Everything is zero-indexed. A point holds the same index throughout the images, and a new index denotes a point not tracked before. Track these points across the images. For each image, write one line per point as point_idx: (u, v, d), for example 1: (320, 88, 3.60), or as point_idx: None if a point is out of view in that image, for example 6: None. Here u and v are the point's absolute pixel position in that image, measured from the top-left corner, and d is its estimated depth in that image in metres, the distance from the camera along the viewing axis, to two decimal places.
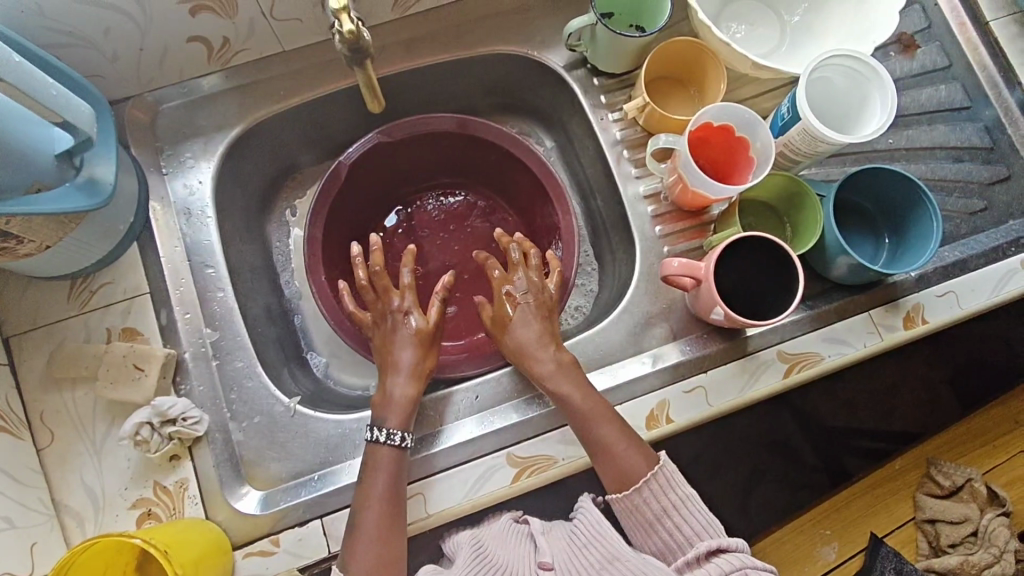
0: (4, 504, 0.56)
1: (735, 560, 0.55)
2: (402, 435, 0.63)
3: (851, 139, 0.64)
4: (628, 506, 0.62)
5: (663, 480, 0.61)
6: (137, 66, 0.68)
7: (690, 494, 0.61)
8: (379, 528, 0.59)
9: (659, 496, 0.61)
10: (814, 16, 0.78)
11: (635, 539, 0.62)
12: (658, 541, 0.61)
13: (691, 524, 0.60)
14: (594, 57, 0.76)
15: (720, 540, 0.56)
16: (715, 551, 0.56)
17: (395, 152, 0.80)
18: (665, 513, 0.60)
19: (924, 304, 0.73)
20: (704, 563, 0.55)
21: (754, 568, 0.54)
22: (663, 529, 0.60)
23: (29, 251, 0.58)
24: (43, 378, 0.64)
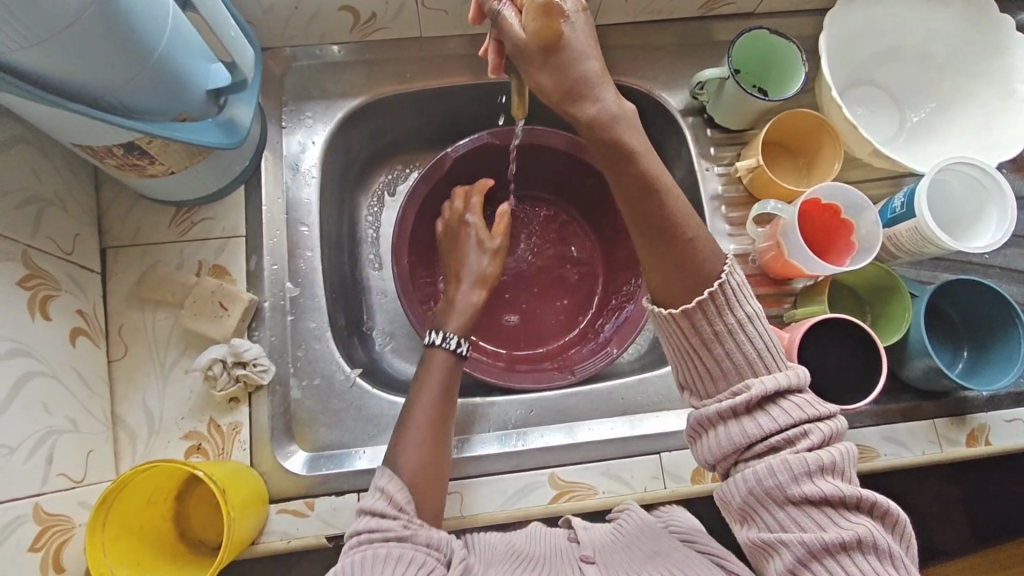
0: (74, 407, 0.58)
1: (800, 406, 0.50)
2: (458, 339, 0.65)
3: (964, 247, 0.64)
4: (675, 330, 0.53)
5: (729, 287, 0.52)
6: (285, 22, 0.71)
7: (756, 312, 0.52)
8: (426, 436, 0.59)
9: (712, 320, 0.51)
10: (937, 116, 0.77)
11: (673, 356, 0.55)
12: (714, 379, 0.53)
13: (752, 343, 0.51)
14: (715, 109, 0.77)
15: (780, 378, 0.51)
16: (777, 392, 0.50)
17: (500, 155, 0.81)
18: (726, 334, 0.51)
19: (991, 426, 0.72)
20: (758, 414, 0.50)
21: (815, 424, 0.50)
22: (714, 353, 0.52)
23: (154, 172, 0.59)
24: (129, 293, 0.66)
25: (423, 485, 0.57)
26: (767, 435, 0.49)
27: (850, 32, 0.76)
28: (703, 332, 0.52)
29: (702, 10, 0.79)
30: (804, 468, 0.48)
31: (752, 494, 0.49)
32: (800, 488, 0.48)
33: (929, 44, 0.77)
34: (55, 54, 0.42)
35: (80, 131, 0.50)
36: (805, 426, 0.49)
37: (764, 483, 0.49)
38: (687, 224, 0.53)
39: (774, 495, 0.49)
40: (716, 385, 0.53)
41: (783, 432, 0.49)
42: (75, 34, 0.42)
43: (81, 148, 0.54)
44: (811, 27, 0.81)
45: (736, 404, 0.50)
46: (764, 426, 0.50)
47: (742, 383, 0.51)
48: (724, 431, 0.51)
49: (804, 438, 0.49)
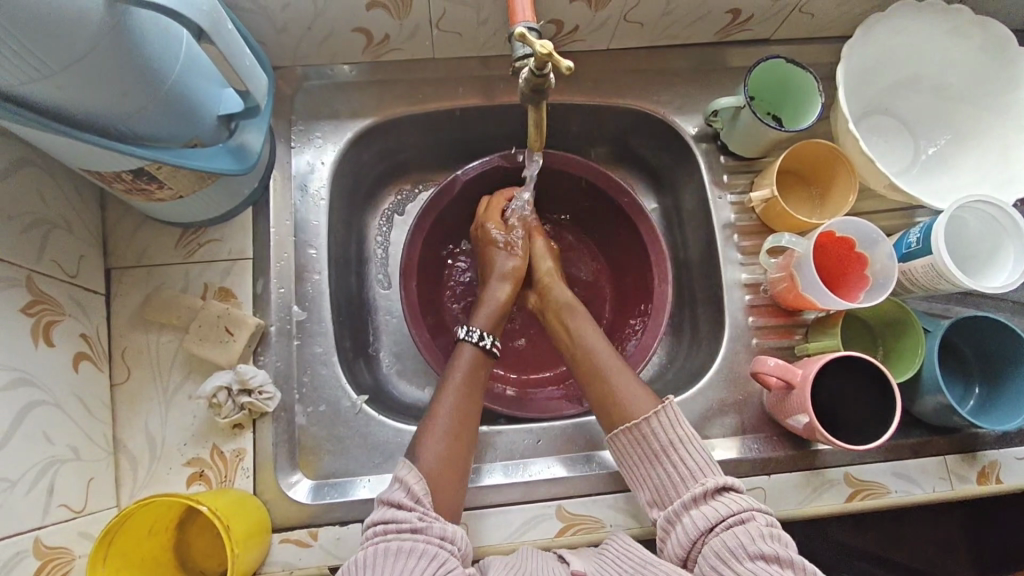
0: (75, 435, 0.56)
1: (742, 498, 0.55)
2: (480, 333, 0.68)
3: (979, 286, 0.64)
4: (629, 441, 0.61)
5: (670, 415, 0.61)
6: (298, 41, 0.70)
7: (694, 432, 0.60)
8: (453, 428, 0.61)
9: (661, 433, 0.60)
10: (953, 148, 0.77)
11: (633, 481, 0.61)
12: (665, 478, 0.59)
13: (696, 455, 0.59)
14: (729, 136, 0.76)
15: (724, 477, 0.57)
16: (724, 486, 0.56)
17: (508, 178, 0.80)
18: (671, 446, 0.59)
19: (1002, 464, 0.71)
20: (711, 500, 0.55)
21: (759, 511, 0.54)
22: (665, 465, 0.59)
23: (163, 196, 0.58)
24: (134, 316, 0.65)
25: (442, 477, 0.58)
26: (720, 517, 0.53)
27: (867, 62, 0.75)
28: (654, 443, 0.60)
29: (718, 36, 0.78)
30: (758, 533, 0.51)
31: (714, 557, 0.51)
32: (755, 545, 0.50)
33: (946, 76, 0.76)
34: (68, 86, 0.41)
35: (90, 159, 0.49)
36: (753, 509, 0.54)
37: (727, 544, 0.51)
38: (613, 373, 0.65)
39: (733, 552, 0.50)
40: (676, 491, 0.58)
41: (734, 513, 0.53)
42: (89, 64, 0.41)
43: (90, 173, 0.53)
44: (827, 54, 0.81)
45: (694, 492, 0.56)
46: (720, 507, 0.54)
47: (697, 483, 0.57)
48: (685, 522, 0.55)
49: (751, 516, 0.53)
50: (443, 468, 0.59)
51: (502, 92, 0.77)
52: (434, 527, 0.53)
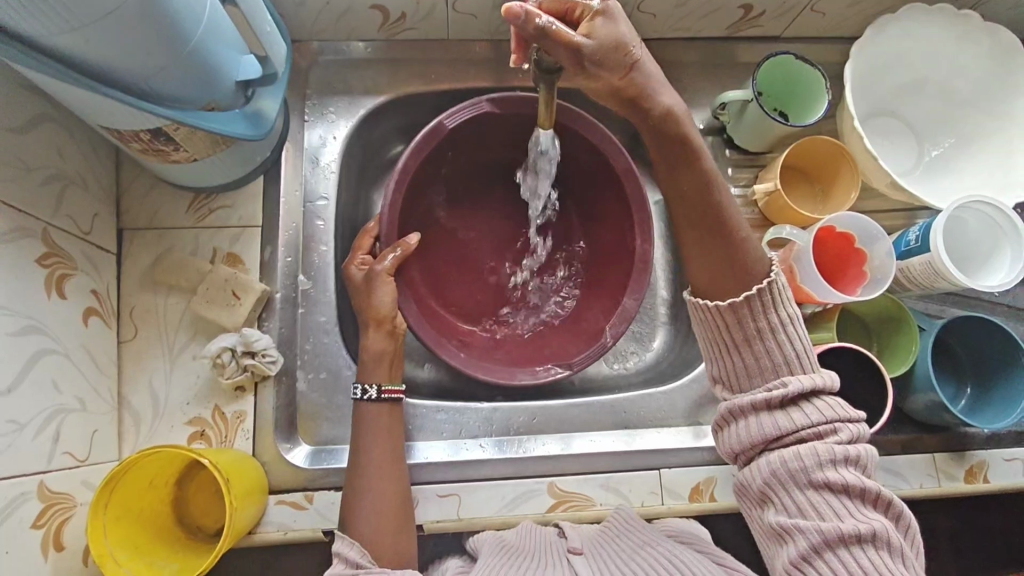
0: (82, 387, 0.58)
1: (830, 404, 0.51)
2: (364, 386, 0.64)
3: (973, 284, 0.65)
4: (716, 323, 0.54)
5: (772, 295, 0.53)
6: (316, 16, 0.71)
7: (794, 316, 0.53)
8: (378, 485, 0.59)
9: (756, 316, 0.53)
10: (957, 151, 0.78)
11: (709, 351, 0.56)
12: (745, 363, 0.54)
13: (792, 343, 0.53)
14: (736, 130, 0.77)
15: (814, 378, 0.52)
16: (812, 391, 0.52)
17: (498, 125, 0.73)
18: (766, 331, 0.53)
19: (990, 463, 0.72)
20: (792, 410, 0.51)
21: (843, 424, 0.51)
22: (754, 348, 0.53)
23: (177, 158, 0.59)
24: (143, 277, 0.66)
25: (380, 536, 0.57)
26: (797, 430, 0.51)
27: (877, 61, 0.76)
28: (747, 326, 0.53)
29: (730, 31, 0.79)
30: (827, 455, 0.50)
31: (774, 474, 0.51)
32: (823, 474, 0.49)
33: (952, 80, 0.77)
34: (94, 40, 0.43)
35: (110, 114, 0.51)
36: (836, 424, 0.51)
37: (788, 466, 0.50)
38: (727, 206, 0.55)
39: (797, 477, 0.50)
40: (751, 381, 0.54)
41: (813, 427, 0.51)
42: (115, 21, 0.42)
43: (109, 130, 0.54)
44: (837, 54, 0.81)
45: (771, 398, 0.51)
46: (797, 421, 0.51)
47: (778, 380, 0.52)
48: (751, 421, 0.52)
49: (830, 431, 0.50)
50: (373, 526, 0.58)
51: (514, 75, 0.78)
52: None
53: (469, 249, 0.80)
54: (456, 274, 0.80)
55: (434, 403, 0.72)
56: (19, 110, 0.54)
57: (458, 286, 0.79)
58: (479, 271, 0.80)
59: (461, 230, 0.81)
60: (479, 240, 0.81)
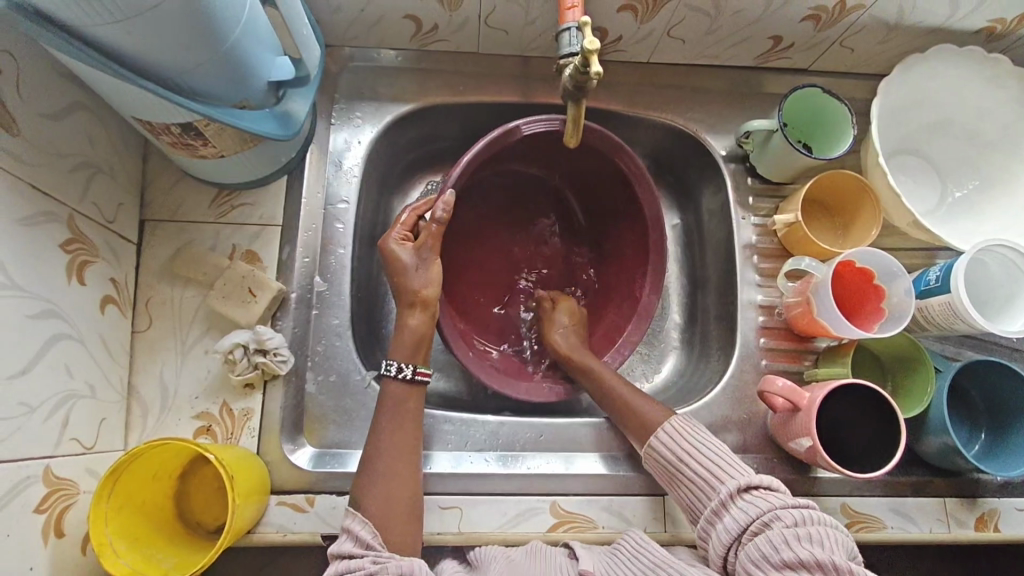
0: (94, 374, 0.58)
1: (766, 496, 0.55)
2: (396, 364, 0.62)
3: (993, 329, 0.64)
4: (654, 464, 0.63)
5: (676, 428, 0.62)
6: (350, 23, 0.72)
7: (709, 442, 0.60)
8: (392, 462, 0.58)
9: (673, 450, 0.61)
10: (980, 195, 0.77)
11: (671, 493, 0.62)
12: (688, 494, 0.60)
13: (712, 460, 0.59)
14: (759, 159, 0.77)
15: (744, 478, 0.56)
16: (745, 492, 0.55)
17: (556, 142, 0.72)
18: (687, 457, 0.60)
19: (1001, 512, 0.71)
20: (735, 509, 0.55)
21: (786, 508, 0.53)
22: (686, 478, 0.60)
23: (205, 154, 0.60)
24: (162, 269, 0.67)
25: (392, 515, 0.56)
26: (744, 526, 0.53)
27: (902, 100, 0.76)
28: (670, 461, 0.61)
29: (758, 61, 0.80)
30: (774, 534, 0.51)
31: (747, 574, 0.51)
32: (778, 552, 0.50)
33: (979, 123, 0.77)
34: (135, 33, 0.43)
35: (142, 105, 0.51)
36: (776, 510, 0.53)
37: (751, 559, 0.51)
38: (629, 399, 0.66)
39: (762, 565, 0.50)
40: (705, 504, 0.58)
41: (756, 517, 0.53)
42: (157, 16, 0.43)
43: (141, 122, 0.55)
44: (862, 90, 0.82)
45: (715, 505, 0.56)
46: (740, 517, 0.54)
47: (720, 491, 0.57)
48: (713, 538, 0.56)
49: (774, 516, 0.52)
50: (388, 511, 0.56)
51: (539, 92, 0.79)
52: (390, 566, 0.52)
53: (490, 255, 0.82)
54: (474, 278, 0.80)
55: (441, 413, 0.72)
56: (55, 97, 0.54)
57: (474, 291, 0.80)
58: (496, 277, 0.81)
59: (486, 236, 0.82)
60: (501, 249, 0.82)
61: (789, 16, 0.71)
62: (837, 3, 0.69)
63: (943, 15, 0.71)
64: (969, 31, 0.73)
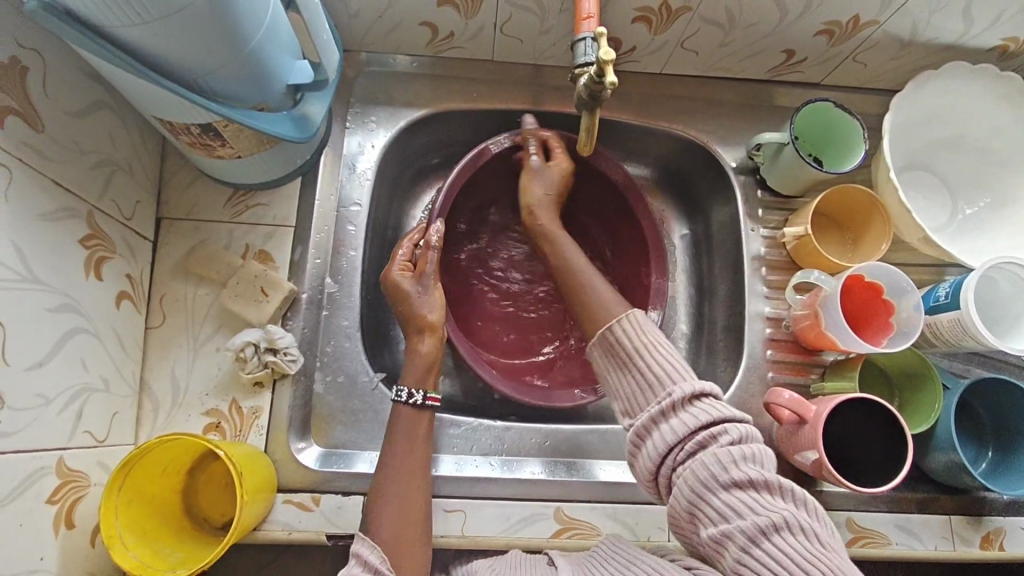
0: (108, 368, 0.59)
1: (713, 406, 0.53)
2: (409, 390, 0.64)
3: (1002, 346, 0.64)
4: (601, 352, 0.59)
5: (632, 325, 0.58)
6: (367, 29, 0.73)
7: (656, 342, 0.57)
8: (403, 480, 0.59)
9: (628, 346, 0.57)
10: (991, 212, 0.77)
11: (607, 391, 0.58)
12: (630, 385, 0.56)
13: (660, 363, 0.55)
14: (769, 171, 0.78)
15: (694, 384, 0.54)
16: (694, 396, 0.53)
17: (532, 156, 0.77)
18: (639, 355, 0.56)
19: (1007, 531, 0.71)
20: (677, 414, 0.53)
21: (731, 422, 0.52)
22: (633, 372, 0.56)
23: (222, 154, 0.61)
24: (176, 266, 0.68)
25: (402, 531, 0.57)
26: (692, 433, 0.51)
27: (914, 116, 0.76)
28: (622, 355, 0.57)
29: (770, 74, 0.80)
30: (721, 452, 0.50)
31: (692, 489, 0.50)
32: (725, 471, 0.49)
33: (991, 140, 0.77)
34: (160, 34, 0.44)
35: (164, 105, 0.52)
36: (724, 425, 0.51)
37: (698, 476, 0.50)
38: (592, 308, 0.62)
39: (707, 484, 0.49)
40: (641, 400, 0.55)
41: (705, 428, 0.51)
42: (182, 19, 0.44)
43: (161, 122, 0.56)
44: (874, 106, 0.82)
45: (659, 408, 0.53)
46: (686, 423, 0.52)
47: (662, 392, 0.54)
48: (649, 442, 0.53)
49: (725, 430, 0.51)
50: (398, 529, 0.57)
51: (552, 100, 0.79)
52: None
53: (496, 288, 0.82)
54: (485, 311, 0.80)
55: (447, 417, 0.72)
56: (78, 95, 0.56)
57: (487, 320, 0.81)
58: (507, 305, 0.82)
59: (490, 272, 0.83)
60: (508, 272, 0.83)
61: (803, 30, 0.72)
62: (851, 18, 0.69)
63: (957, 33, 0.71)
64: (982, 49, 0.74)
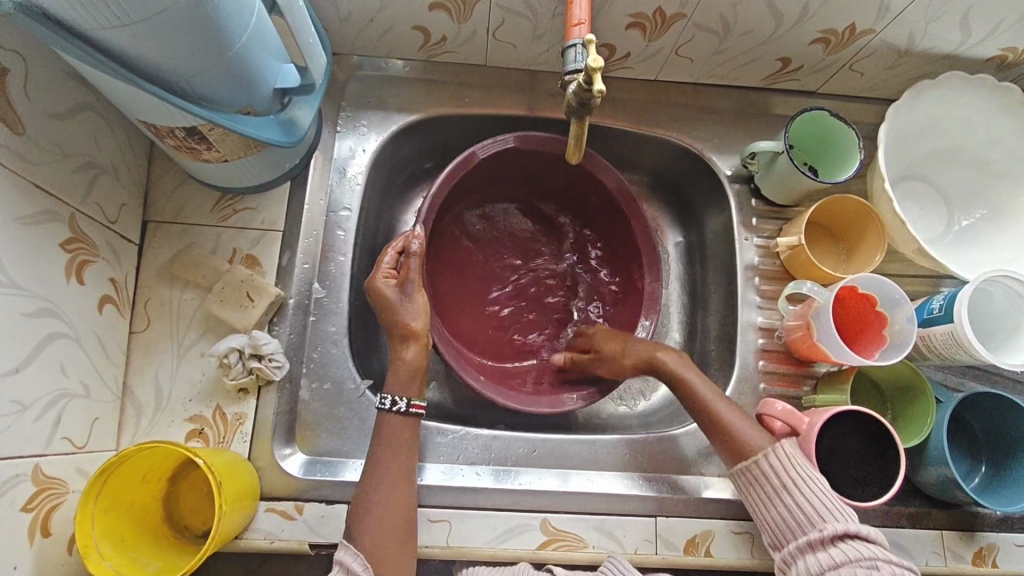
0: (89, 373, 0.58)
1: (869, 548, 0.52)
2: (392, 398, 0.62)
3: (996, 360, 0.63)
4: (748, 477, 0.60)
5: (783, 456, 0.58)
6: (359, 33, 0.72)
7: (812, 476, 0.57)
8: (389, 494, 0.58)
9: (777, 470, 0.58)
10: (988, 224, 0.76)
11: (757, 518, 0.61)
12: (776, 514, 0.58)
13: (813, 500, 0.56)
14: (764, 180, 0.77)
15: (849, 523, 0.54)
16: (846, 534, 0.53)
17: (521, 157, 0.75)
18: (787, 487, 0.57)
19: (1000, 547, 0.70)
20: (827, 549, 0.53)
21: (886, 564, 0.51)
22: (779, 504, 0.58)
23: (209, 158, 0.60)
24: (161, 270, 0.67)
25: (384, 548, 0.56)
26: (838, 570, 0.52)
27: (909, 127, 0.75)
28: (771, 474, 0.58)
29: (765, 82, 0.80)
30: None
31: None
32: None
33: (988, 151, 0.76)
34: (142, 37, 0.44)
35: (146, 108, 0.52)
36: (874, 566, 0.51)
37: None
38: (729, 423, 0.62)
39: None
40: (791, 533, 0.57)
41: (854, 566, 0.51)
42: (165, 21, 0.43)
43: (146, 125, 0.55)
44: (869, 115, 0.81)
45: (811, 539, 0.54)
46: (833, 559, 0.52)
47: (816, 528, 0.55)
48: (799, 565, 0.55)
49: (876, 570, 0.50)
50: (380, 543, 0.56)
51: (545, 106, 0.79)
52: None
53: (481, 276, 0.81)
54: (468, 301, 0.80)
55: (435, 425, 0.72)
56: (61, 98, 0.55)
57: (469, 316, 0.79)
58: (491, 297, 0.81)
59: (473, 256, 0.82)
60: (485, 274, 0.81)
61: (799, 39, 0.71)
62: (847, 27, 0.68)
63: (954, 42, 0.70)
64: (980, 58, 0.73)
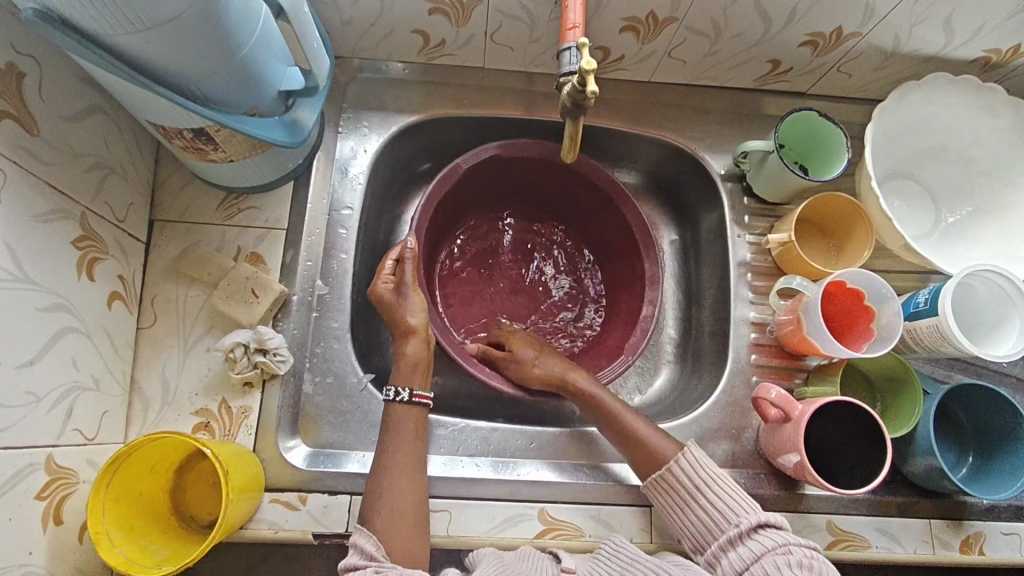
0: (98, 367, 0.60)
1: (777, 534, 0.58)
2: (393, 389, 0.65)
3: (980, 353, 0.65)
4: (665, 493, 0.64)
5: (690, 460, 0.63)
6: (360, 36, 0.74)
7: (718, 477, 0.62)
8: (400, 478, 0.60)
9: (687, 473, 0.63)
10: (974, 220, 0.78)
11: (688, 538, 0.63)
12: (697, 522, 0.62)
13: (720, 498, 0.61)
14: (755, 179, 0.79)
15: (759, 515, 0.59)
16: (756, 525, 0.58)
17: (503, 168, 0.80)
18: (697, 489, 0.62)
19: (987, 535, 0.72)
20: (747, 542, 0.58)
21: (796, 545, 0.57)
22: (697, 513, 0.62)
23: (215, 158, 0.62)
24: (168, 268, 0.69)
25: (398, 528, 0.58)
26: (757, 557, 0.56)
27: (897, 126, 0.77)
28: (683, 484, 0.63)
29: (757, 83, 0.82)
30: (792, 566, 0.54)
31: None
32: None
33: (974, 149, 0.78)
34: (154, 42, 0.45)
35: (156, 110, 0.53)
36: (788, 548, 0.56)
37: None
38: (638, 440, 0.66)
39: None
40: (712, 536, 0.61)
41: (773, 550, 0.56)
42: (176, 26, 0.45)
43: (154, 126, 0.57)
44: (858, 115, 0.83)
45: (730, 535, 0.59)
46: (754, 550, 0.57)
47: (731, 524, 0.59)
48: (724, 565, 0.58)
49: (791, 552, 0.55)
50: (392, 524, 0.58)
51: (542, 108, 0.81)
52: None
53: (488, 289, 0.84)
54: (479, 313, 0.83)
55: (436, 418, 0.73)
56: (72, 100, 0.57)
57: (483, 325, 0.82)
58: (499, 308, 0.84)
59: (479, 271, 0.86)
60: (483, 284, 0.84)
61: (788, 41, 0.73)
62: (834, 30, 0.70)
63: (938, 44, 0.72)
64: (964, 60, 0.75)
